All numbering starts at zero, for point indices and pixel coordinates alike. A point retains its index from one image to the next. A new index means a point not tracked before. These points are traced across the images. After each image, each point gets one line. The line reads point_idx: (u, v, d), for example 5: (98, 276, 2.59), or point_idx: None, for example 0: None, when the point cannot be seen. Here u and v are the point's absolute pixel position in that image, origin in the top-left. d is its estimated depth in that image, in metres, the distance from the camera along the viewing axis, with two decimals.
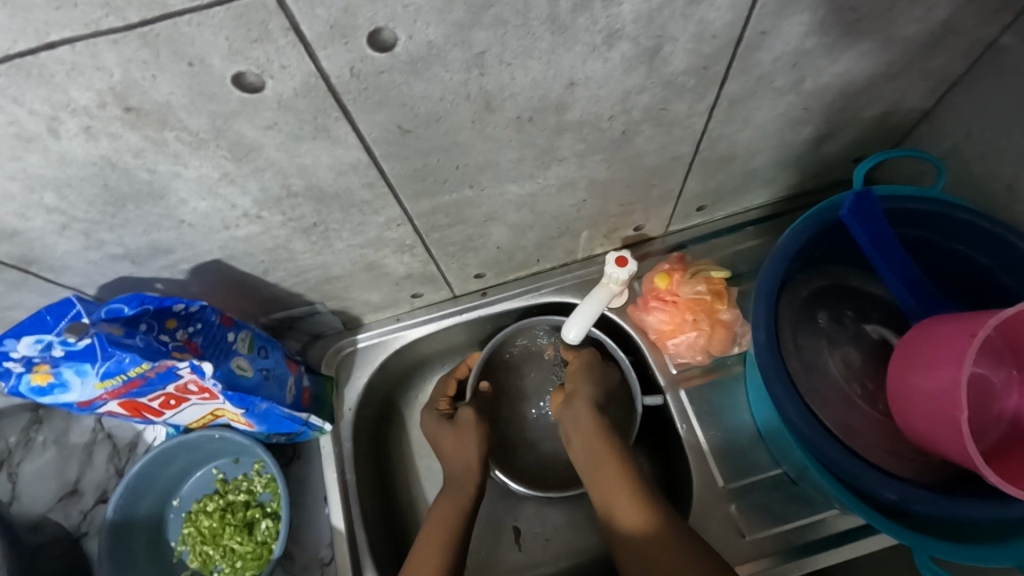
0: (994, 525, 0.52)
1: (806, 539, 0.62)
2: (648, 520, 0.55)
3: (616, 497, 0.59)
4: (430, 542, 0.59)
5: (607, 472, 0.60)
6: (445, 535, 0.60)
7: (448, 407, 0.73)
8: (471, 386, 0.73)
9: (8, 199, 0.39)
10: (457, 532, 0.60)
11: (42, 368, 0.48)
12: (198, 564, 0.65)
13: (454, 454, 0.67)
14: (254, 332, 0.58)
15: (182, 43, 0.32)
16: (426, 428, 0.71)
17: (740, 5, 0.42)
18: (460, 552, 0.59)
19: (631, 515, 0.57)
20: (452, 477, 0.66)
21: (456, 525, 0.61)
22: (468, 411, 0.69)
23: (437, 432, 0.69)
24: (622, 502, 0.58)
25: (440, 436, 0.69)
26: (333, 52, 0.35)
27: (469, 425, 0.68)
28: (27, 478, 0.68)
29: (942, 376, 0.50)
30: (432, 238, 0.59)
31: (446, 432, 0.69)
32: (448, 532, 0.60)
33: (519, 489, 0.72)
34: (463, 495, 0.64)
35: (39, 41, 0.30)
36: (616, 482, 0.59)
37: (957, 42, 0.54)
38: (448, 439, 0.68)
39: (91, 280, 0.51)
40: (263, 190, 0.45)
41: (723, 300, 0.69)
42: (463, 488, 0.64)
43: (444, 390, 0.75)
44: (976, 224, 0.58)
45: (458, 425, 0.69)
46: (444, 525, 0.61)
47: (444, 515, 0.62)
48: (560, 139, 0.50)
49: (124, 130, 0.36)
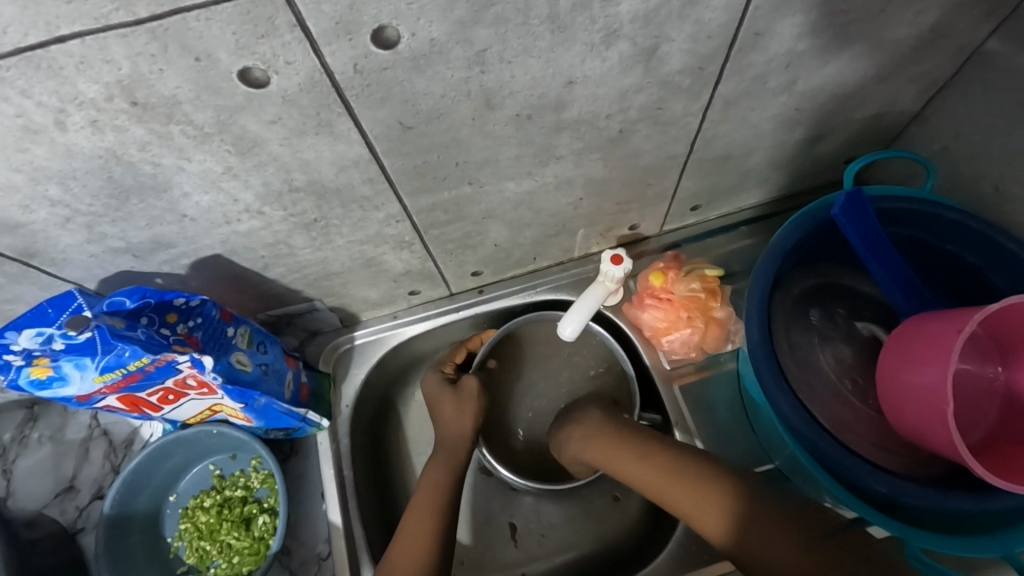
0: (991, 521, 0.53)
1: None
2: (715, 501, 0.51)
3: (661, 483, 0.55)
4: (422, 512, 0.59)
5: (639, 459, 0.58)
6: (438, 517, 0.59)
7: (454, 372, 0.73)
8: (480, 359, 0.74)
9: (11, 191, 0.40)
10: (446, 508, 0.60)
11: (41, 362, 0.47)
12: (195, 560, 0.65)
13: (452, 422, 0.67)
14: (253, 327, 0.59)
15: (190, 37, 0.32)
16: (429, 388, 0.71)
17: (736, 6, 0.43)
18: (449, 524, 0.59)
19: (693, 498, 0.52)
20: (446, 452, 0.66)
21: (446, 500, 0.61)
22: (472, 381, 0.69)
23: (438, 396, 0.70)
24: (672, 486, 0.54)
25: (440, 400, 0.69)
26: (338, 48, 0.35)
27: (471, 395, 0.68)
28: (22, 474, 0.68)
29: (932, 372, 0.51)
30: (431, 235, 0.60)
31: (446, 397, 0.69)
32: (438, 505, 0.60)
33: (508, 477, 0.72)
34: (451, 475, 0.63)
35: (50, 34, 0.30)
36: (650, 470, 0.56)
37: (947, 45, 0.55)
38: (447, 405, 0.68)
39: (91, 274, 0.51)
40: (265, 185, 0.45)
41: (717, 298, 0.70)
42: (453, 461, 0.64)
43: (453, 356, 0.75)
44: (963, 224, 0.59)
45: (460, 393, 0.69)
46: (434, 497, 0.60)
47: (434, 482, 0.62)
48: (558, 137, 0.50)
49: (130, 123, 0.37)
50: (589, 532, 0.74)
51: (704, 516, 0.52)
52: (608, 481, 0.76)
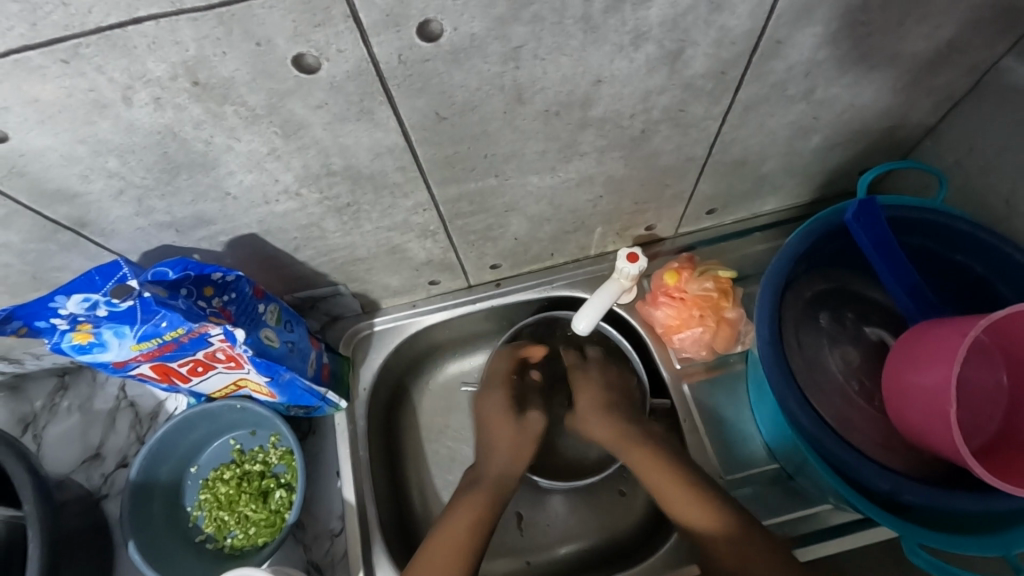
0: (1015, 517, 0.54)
1: (800, 531, 0.64)
2: (717, 520, 0.56)
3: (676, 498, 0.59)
4: (452, 524, 0.60)
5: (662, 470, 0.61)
6: (469, 530, 0.59)
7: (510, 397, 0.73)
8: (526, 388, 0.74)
9: (74, 162, 0.42)
10: (471, 531, 0.59)
11: (83, 328, 0.50)
12: (213, 529, 0.68)
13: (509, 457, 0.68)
14: (281, 307, 0.62)
15: (253, 24, 0.35)
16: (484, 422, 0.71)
17: (760, 14, 0.45)
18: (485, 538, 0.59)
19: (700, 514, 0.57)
20: (484, 476, 0.66)
21: (479, 521, 0.60)
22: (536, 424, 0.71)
23: (496, 428, 0.70)
24: (689, 503, 0.58)
25: (499, 432, 0.70)
26: (385, 39, 0.38)
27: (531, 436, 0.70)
28: (52, 441, 0.71)
29: (935, 373, 0.53)
30: (455, 225, 0.62)
31: (507, 431, 0.70)
32: (475, 520, 0.60)
33: (542, 483, 0.72)
34: (479, 504, 0.62)
35: (129, 15, 0.33)
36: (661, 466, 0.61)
37: (964, 60, 0.57)
38: (506, 439, 0.69)
39: (135, 247, 0.54)
40: (304, 168, 0.48)
41: (729, 299, 0.72)
42: (489, 489, 0.64)
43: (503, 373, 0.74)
44: (976, 236, 0.61)
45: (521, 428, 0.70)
46: (476, 509, 0.61)
47: (472, 501, 0.62)
48: (583, 134, 0.53)
49: (189, 102, 0.39)
50: (593, 522, 0.76)
51: (695, 518, 0.57)
52: (615, 474, 0.78)
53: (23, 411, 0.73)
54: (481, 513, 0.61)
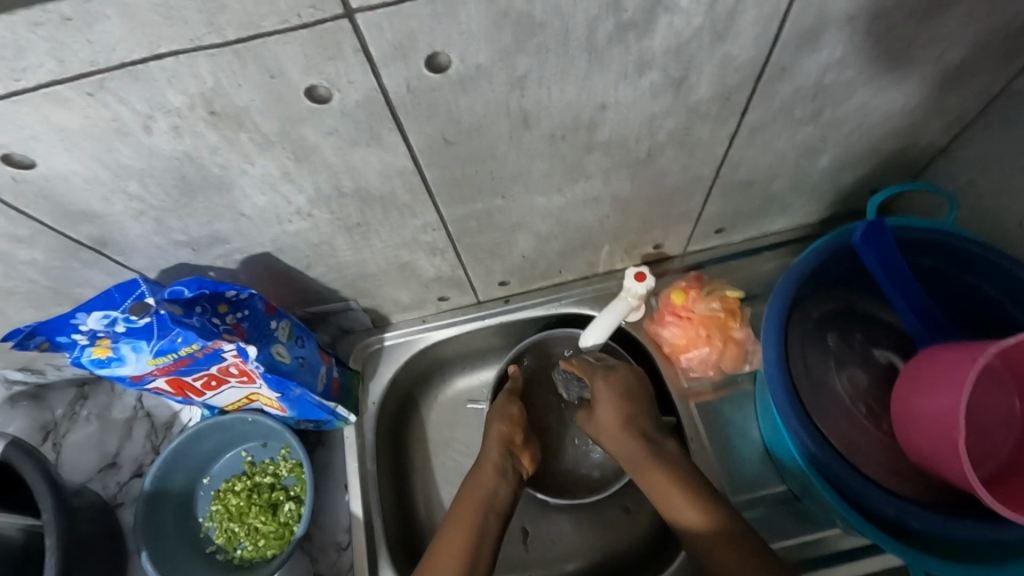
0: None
1: (806, 555, 0.63)
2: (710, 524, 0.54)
3: (668, 497, 0.58)
4: (458, 523, 0.59)
5: (644, 457, 0.61)
6: (473, 522, 0.59)
7: (518, 411, 0.70)
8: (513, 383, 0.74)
9: (96, 185, 0.44)
10: (474, 548, 0.57)
11: (103, 343, 0.52)
12: (223, 540, 0.69)
13: (492, 446, 0.66)
14: (293, 322, 0.63)
15: (267, 57, 0.36)
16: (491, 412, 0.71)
17: (763, 42, 0.45)
18: (485, 531, 0.59)
19: (689, 517, 0.56)
20: (477, 471, 0.64)
21: (475, 520, 0.59)
22: (519, 415, 0.70)
23: (496, 412, 0.70)
24: (686, 509, 0.56)
25: (494, 419, 0.69)
26: (394, 69, 0.39)
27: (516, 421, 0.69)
28: (71, 449, 0.73)
29: (942, 400, 0.53)
30: (463, 243, 0.63)
31: (499, 421, 0.69)
32: (477, 516, 0.59)
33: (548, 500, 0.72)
34: (480, 493, 0.61)
35: (150, 51, 0.35)
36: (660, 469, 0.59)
37: (973, 84, 0.57)
38: (498, 430, 0.68)
39: (153, 264, 0.56)
40: (316, 190, 0.49)
41: (737, 319, 0.72)
42: (485, 483, 0.62)
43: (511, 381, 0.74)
44: (987, 258, 0.60)
45: (510, 419, 0.69)
46: (475, 499, 0.61)
47: (475, 494, 0.61)
48: (589, 156, 0.53)
49: (206, 130, 0.41)
50: (599, 540, 0.76)
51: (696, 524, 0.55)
52: (622, 492, 0.78)
53: (44, 419, 0.75)
54: (482, 524, 0.59)
